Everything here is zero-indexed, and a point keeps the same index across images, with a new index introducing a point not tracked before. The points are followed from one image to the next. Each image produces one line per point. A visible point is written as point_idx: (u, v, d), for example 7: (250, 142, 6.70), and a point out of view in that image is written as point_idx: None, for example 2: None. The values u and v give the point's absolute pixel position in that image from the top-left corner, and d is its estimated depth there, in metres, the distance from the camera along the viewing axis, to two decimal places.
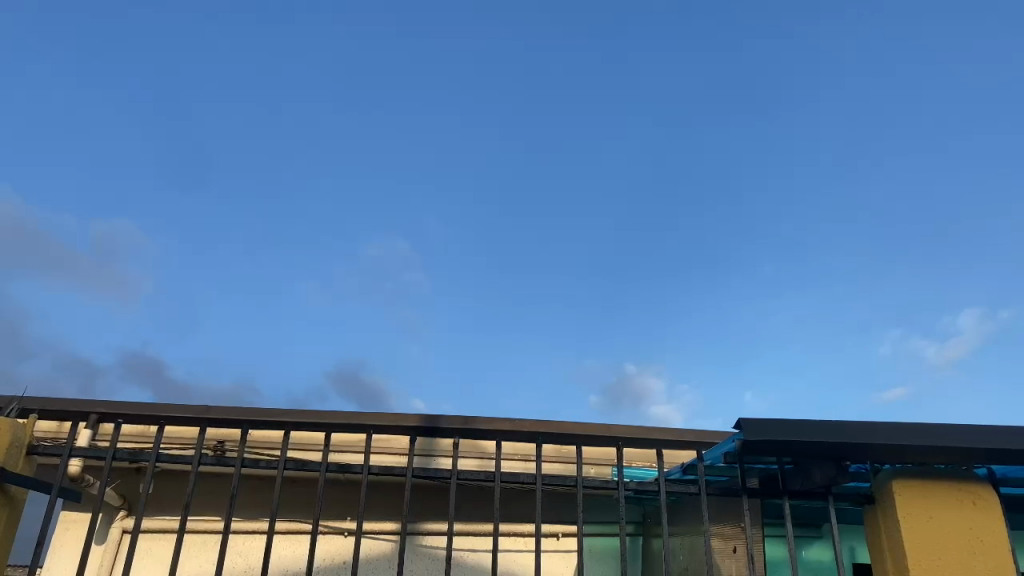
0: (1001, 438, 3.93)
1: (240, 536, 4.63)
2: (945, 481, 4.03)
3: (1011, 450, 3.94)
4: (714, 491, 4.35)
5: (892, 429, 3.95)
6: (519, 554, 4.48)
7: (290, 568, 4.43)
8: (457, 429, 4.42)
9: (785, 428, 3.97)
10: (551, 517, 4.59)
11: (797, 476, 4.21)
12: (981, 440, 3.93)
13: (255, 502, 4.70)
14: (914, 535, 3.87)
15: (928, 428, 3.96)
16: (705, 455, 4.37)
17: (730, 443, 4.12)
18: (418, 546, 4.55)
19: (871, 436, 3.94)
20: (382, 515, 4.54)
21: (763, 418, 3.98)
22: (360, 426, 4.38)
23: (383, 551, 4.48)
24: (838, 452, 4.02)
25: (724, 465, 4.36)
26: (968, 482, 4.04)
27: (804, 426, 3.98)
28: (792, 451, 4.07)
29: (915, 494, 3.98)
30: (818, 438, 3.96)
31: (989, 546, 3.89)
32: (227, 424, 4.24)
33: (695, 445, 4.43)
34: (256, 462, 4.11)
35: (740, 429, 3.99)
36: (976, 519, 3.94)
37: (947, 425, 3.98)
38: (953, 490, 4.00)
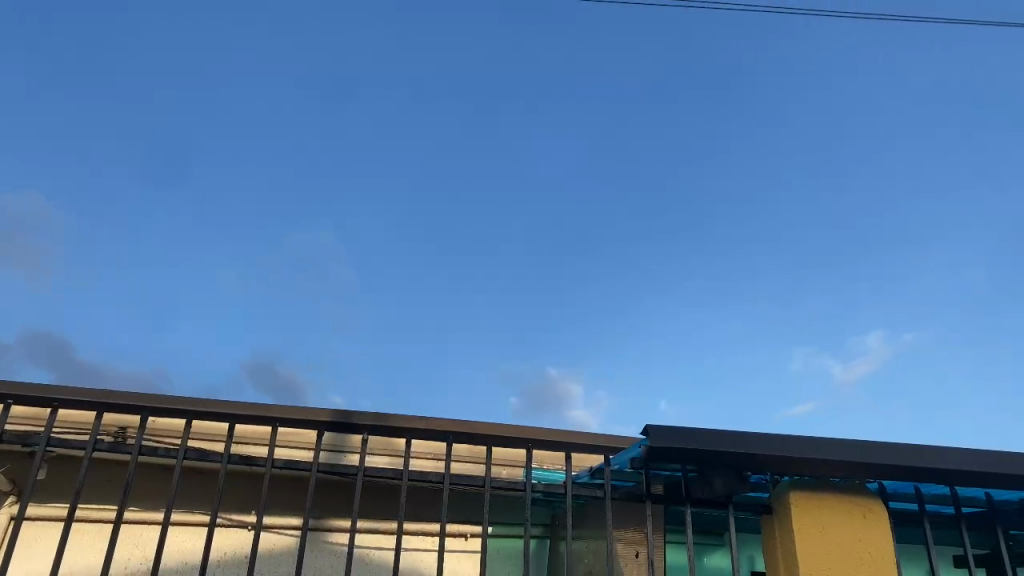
0: (892, 455, 4.09)
1: (135, 526, 4.48)
2: (839, 494, 4.18)
3: (900, 467, 4.10)
4: (619, 495, 4.41)
5: (791, 441, 4.07)
6: (422, 552, 4.46)
7: (185, 561, 4.31)
8: (368, 425, 4.36)
9: (690, 436, 4.06)
10: (458, 517, 4.58)
11: (699, 484, 4.30)
12: (873, 456, 4.07)
13: (153, 492, 4.55)
14: (807, 545, 4.00)
15: (826, 442, 4.09)
16: (613, 460, 4.43)
17: (636, 448, 4.19)
18: (321, 542, 4.48)
19: (771, 448, 4.06)
20: (284, 509, 4.45)
21: (670, 426, 4.05)
22: (267, 418, 4.27)
23: (283, 546, 4.40)
24: (739, 461, 4.13)
25: (630, 471, 4.43)
26: (859, 495, 4.20)
27: (707, 435, 4.06)
28: (696, 459, 4.16)
29: (810, 505, 4.11)
30: (720, 447, 4.05)
31: (875, 558, 4.05)
32: (127, 409, 4.09)
33: (603, 449, 4.49)
34: (155, 450, 3.97)
35: (647, 435, 4.06)
36: (865, 532, 4.10)
37: (843, 440, 4.12)
38: (846, 503, 4.15)
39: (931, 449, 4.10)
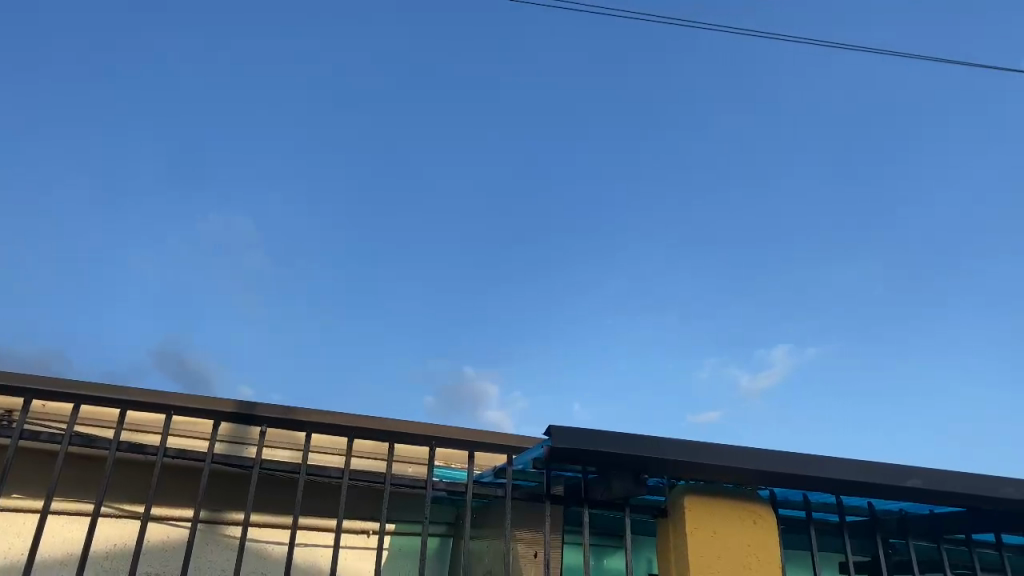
0: (782, 463, 4.22)
1: (12, 514, 4.27)
2: (731, 499, 4.30)
3: (790, 475, 4.24)
4: (520, 495, 4.44)
5: (689, 447, 4.16)
6: (316, 548, 4.41)
7: (64, 551, 4.13)
8: (269, 417, 4.27)
9: (591, 438, 4.11)
10: (355, 513, 4.53)
11: (598, 486, 4.36)
12: (765, 464, 4.20)
13: (34, 478, 4.35)
14: (698, 548, 4.10)
15: (722, 449, 4.19)
16: (515, 459, 4.45)
17: (538, 449, 4.22)
18: (211, 535, 4.37)
19: (669, 452, 4.14)
20: (175, 500, 4.32)
21: (572, 428, 4.09)
22: (163, 406, 4.13)
23: (172, 538, 4.27)
24: (637, 464, 4.20)
25: (532, 471, 4.46)
26: (751, 501, 4.33)
27: (608, 438, 4.12)
28: (596, 461, 4.22)
29: (704, 509, 4.22)
30: (620, 450, 4.12)
31: (762, 563, 4.18)
32: (9, 390, 3.89)
33: (506, 449, 4.51)
34: (38, 434, 3.79)
35: (549, 436, 4.09)
36: (754, 537, 4.23)
37: (739, 447, 4.23)
38: (737, 509, 4.27)
39: (819, 458, 4.25)
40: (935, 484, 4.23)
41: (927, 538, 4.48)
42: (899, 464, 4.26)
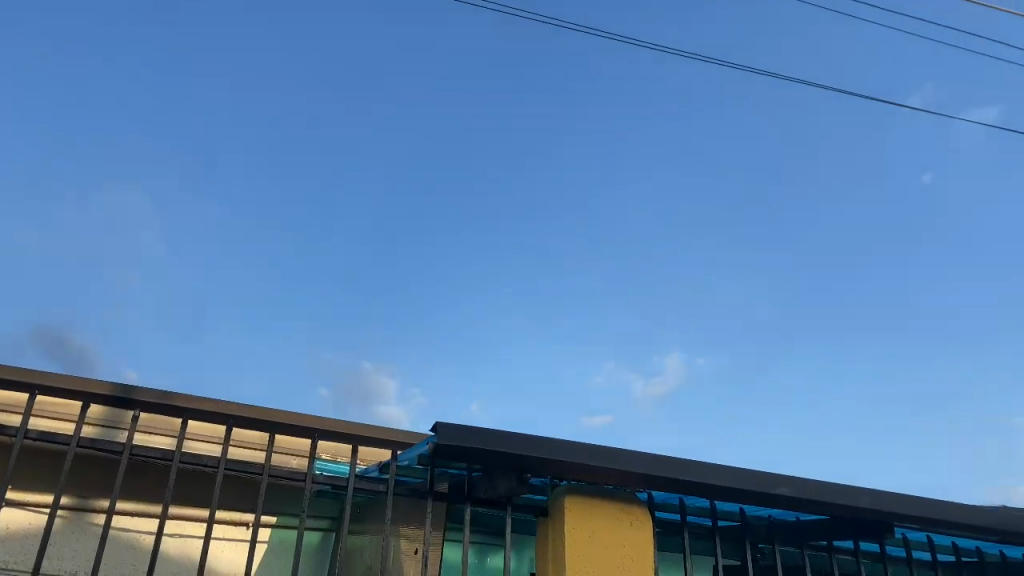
0: (662, 467, 4.33)
1: None
2: (610, 501, 4.38)
3: (667, 479, 4.35)
4: (402, 491, 4.41)
5: (572, 448, 4.22)
6: (185, 539, 4.27)
7: None
8: (143, 402, 4.09)
9: (477, 436, 4.11)
10: (230, 504, 4.41)
11: (482, 484, 4.37)
12: (645, 467, 4.30)
13: None
14: (575, 549, 4.16)
15: (605, 451, 4.26)
16: (399, 455, 4.41)
17: (423, 445, 4.20)
18: (72, 522, 4.18)
19: (553, 452, 4.19)
20: (34, 485, 4.10)
21: (458, 425, 4.08)
22: (26, 385, 3.90)
23: (27, 524, 4.06)
24: (521, 464, 4.24)
25: (416, 467, 4.43)
26: (629, 504, 4.43)
27: (494, 437, 4.13)
28: (480, 459, 4.23)
29: (583, 510, 4.28)
30: (505, 449, 4.14)
31: (636, 565, 4.28)
32: None
33: (391, 444, 4.47)
34: None
35: (434, 433, 4.08)
36: (630, 539, 4.33)
37: (622, 450, 4.31)
38: (615, 510, 4.36)
39: (696, 464, 4.39)
40: (802, 491, 4.43)
41: (791, 543, 4.69)
42: (769, 471, 4.44)
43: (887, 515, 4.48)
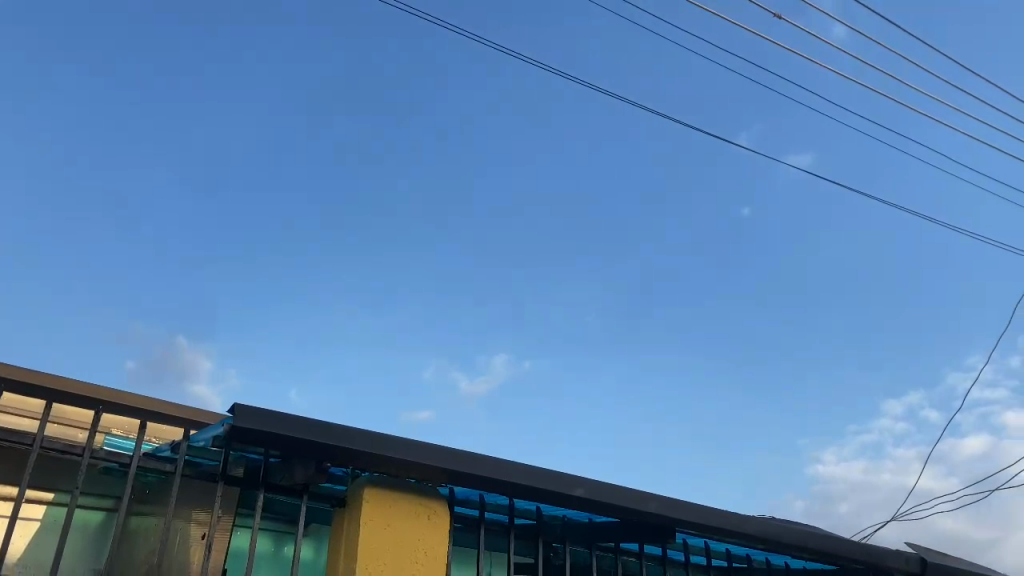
0: (465, 464, 4.37)
1: None
2: (411, 495, 4.38)
3: (470, 475, 4.40)
4: (192, 473, 4.20)
5: (377, 439, 4.17)
6: None
7: None
8: None
9: (279, 420, 3.98)
10: None
11: (279, 470, 4.23)
12: (450, 463, 4.33)
13: None
14: (369, 540, 4.12)
15: (410, 444, 4.25)
16: (193, 436, 4.19)
17: (219, 426, 4.01)
18: None
19: (357, 442, 4.12)
20: None
21: (258, 408, 3.93)
22: None
23: None
24: (323, 452, 4.14)
25: (210, 449, 4.23)
26: (429, 498, 4.44)
27: (297, 423, 4.02)
28: (280, 445, 4.09)
29: (382, 502, 4.25)
30: (307, 436, 4.03)
31: (429, 559, 4.31)
32: None
33: (185, 424, 4.24)
34: None
35: (232, 414, 3.90)
36: (425, 533, 4.34)
37: (428, 445, 4.31)
38: (415, 504, 4.36)
39: (500, 462, 4.46)
40: (596, 494, 4.61)
41: (582, 543, 4.88)
42: (568, 473, 4.59)
43: (670, 520, 4.76)
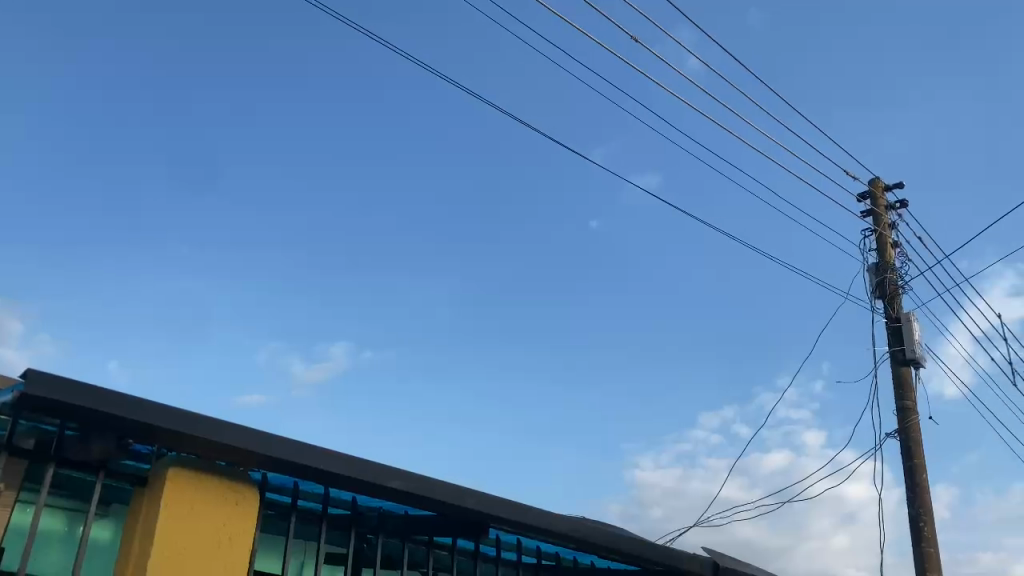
0: (282, 449, 4.25)
1: None
2: (219, 478, 4.20)
3: (285, 461, 4.28)
4: None
5: (188, 418, 3.97)
6: None
7: None
8: None
9: (78, 390, 3.71)
10: None
11: (75, 444, 3.94)
12: (266, 446, 4.19)
13: None
14: (169, 523, 3.92)
15: (224, 426, 4.07)
16: None
17: (8, 392, 3.68)
18: None
19: (164, 419, 3.91)
20: None
21: (56, 375, 3.64)
22: None
23: None
24: (126, 427, 3.90)
25: None
26: (240, 482, 4.28)
27: (97, 394, 3.75)
28: (78, 417, 3.82)
29: (187, 483, 4.06)
30: (109, 409, 3.77)
31: (233, 545, 4.15)
32: None
33: None
34: None
35: (24, 379, 3.60)
36: (232, 517, 4.18)
37: (242, 428, 4.14)
38: (223, 487, 4.19)
39: (319, 449, 4.37)
40: (413, 487, 4.61)
41: (395, 535, 4.87)
42: (388, 464, 4.56)
43: (485, 516, 4.83)
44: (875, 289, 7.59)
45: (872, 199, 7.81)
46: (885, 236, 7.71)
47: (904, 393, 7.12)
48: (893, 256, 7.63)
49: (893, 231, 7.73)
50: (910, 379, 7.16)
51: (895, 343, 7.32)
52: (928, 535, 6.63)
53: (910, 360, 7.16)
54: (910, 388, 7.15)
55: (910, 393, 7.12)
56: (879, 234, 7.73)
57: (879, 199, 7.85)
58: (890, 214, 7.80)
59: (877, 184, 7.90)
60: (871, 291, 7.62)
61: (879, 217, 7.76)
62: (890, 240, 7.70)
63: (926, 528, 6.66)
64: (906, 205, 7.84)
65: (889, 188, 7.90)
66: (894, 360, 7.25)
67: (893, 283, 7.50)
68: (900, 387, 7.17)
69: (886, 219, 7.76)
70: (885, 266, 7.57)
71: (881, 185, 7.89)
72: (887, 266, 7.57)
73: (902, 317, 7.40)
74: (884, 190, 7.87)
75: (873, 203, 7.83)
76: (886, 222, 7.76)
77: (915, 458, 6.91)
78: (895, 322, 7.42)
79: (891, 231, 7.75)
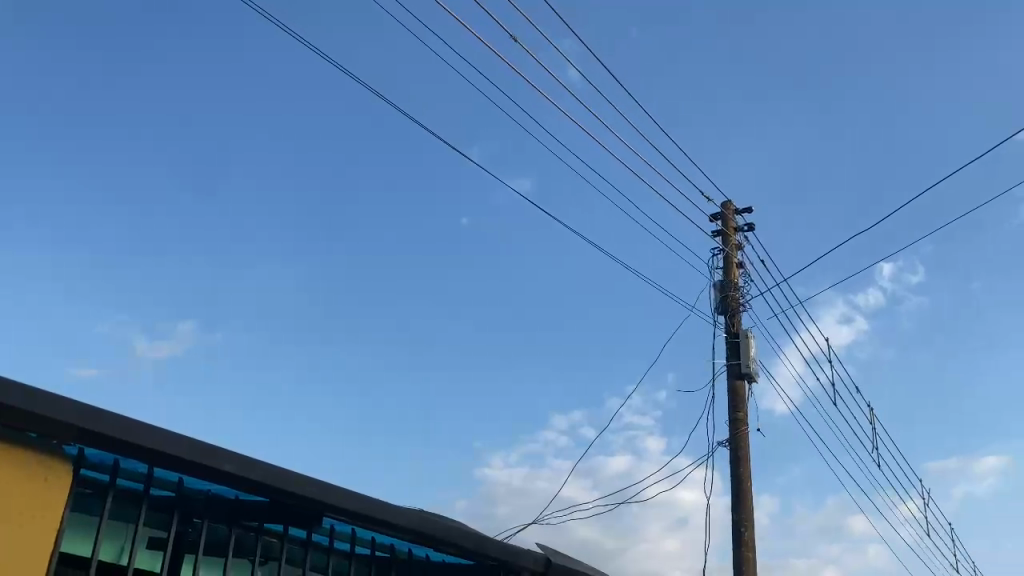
0: (100, 423, 3.97)
1: None
2: (27, 451, 3.89)
3: (103, 436, 4.00)
4: None
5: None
6: None
7: None
8: None
9: None
10: None
11: None
12: (83, 420, 3.91)
13: None
14: None
15: (38, 395, 3.76)
16: None
17: None
18: None
19: None
20: None
21: None
22: None
23: None
24: None
25: None
26: (51, 456, 3.98)
27: None
28: None
29: None
30: None
31: (37, 524, 3.86)
32: None
33: None
34: None
35: None
36: (38, 494, 3.89)
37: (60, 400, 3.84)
38: (30, 461, 3.89)
39: (144, 426, 4.12)
40: (245, 470, 4.44)
41: (222, 521, 4.68)
42: (218, 446, 4.36)
43: (320, 504, 4.72)
44: (719, 305, 7.99)
45: (723, 220, 8.22)
46: (732, 256, 8.14)
47: (737, 405, 7.54)
48: (737, 275, 8.06)
49: (740, 252, 8.18)
50: (743, 393, 7.59)
51: (732, 357, 7.74)
52: (747, 539, 7.05)
53: (744, 374, 7.59)
54: (743, 400, 7.57)
55: (742, 405, 7.55)
56: (726, 254, 8.14)
57: (729, 221, 8.27)
58: (738, 235, 8.24)
59: (728, 207, 8.32)
60: (715, 307, 8.02)
61: (728, 237, 8.18)
62: (736, 260, 8.13)
63: (746, 532, 7.07)
64: (753, 228, 8.31)
65: (738, 211, 8.34)
66: (731, 373, 7.66)
67: (736, 301, 7.92)
68: (734, 400, 7.57)
69: (734, 240, 8.19)
70: (730, 284, 7.99)
71: (731, 208, 8.32)
72: (731, 284, 7.99)
73: (740, 333, 7.83)
74: (734, 213, 8.31)
75: (724, 224, 8.25)
76: (734, 243, 8.19)
77: (741, 467, 7.33)
78: (733, 338, 7.84)
79: (738, 252, 8.19)
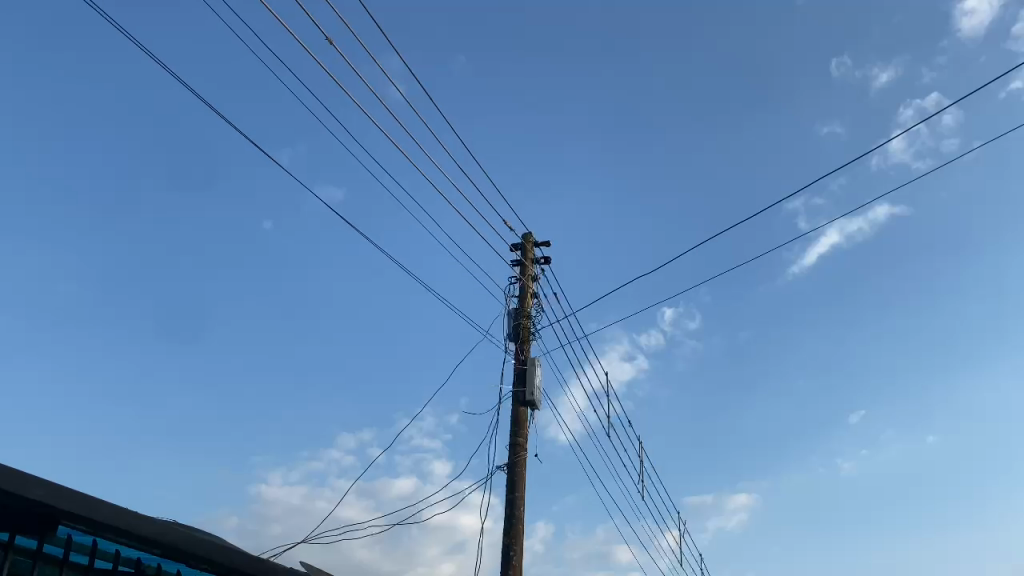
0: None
1: None
2: None
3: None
4: None
5: None
6: None
7: None
8: None
9: None
10: None
11: None
12: None
13: None
14: None
15: None
16: None
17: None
18: None
19: None
20: None
21: None
22: None
23: None
24: None
25: None
26: None
27: None
28: None
29: None
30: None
31: None
32: None
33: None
34: None
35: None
36: None
37: None
38: None
39: None
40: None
41: None
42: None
43: (55, 510, 4.25)
44: (512, 332, 8.19)
45: (523, 249, 8.47)
46: (528, 286, 8.39)
47: (519, 431, 7.72)
48: (531, 305, 8.31)
49: (536, 283, 8.45)
50: (524, 419, 7.80)
51: (519, 384, 7.93)
52: (516, 562, 7.19)
53: (528, 402, 7.81)
54: (524, 427, 7.77)
55: (523, 432, 7.74)
56: (523, 283, 8.39)
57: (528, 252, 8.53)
58: (535, 266, 8.52)
59: (529, 237, 8.59)
60: (508, 334, 8.21)
61: (526, 268, 8.43)
62: (531, 291, 8.39)
63: (517, 556, 7.22)
64: (550, 262, 8.63)
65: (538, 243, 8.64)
66: (516, 400, 7.85)
67: (528, 330, 8.15)
68: (517, 425, 7.75)
69: (531, 272, 8.45)
70: (523, 313, 8.22)
71: (532, 239, 8.60)
72: (525, 313, 8.22)
73: (528, 361, 8.07)
74: (534, 244, 8.59)
75: (524, 254, 8.50)
76: (530, 274, 8.45)
77: (517, 491, 7.49)
78: (522, 366, 8.07)
79: (534, 283, 8.45)
